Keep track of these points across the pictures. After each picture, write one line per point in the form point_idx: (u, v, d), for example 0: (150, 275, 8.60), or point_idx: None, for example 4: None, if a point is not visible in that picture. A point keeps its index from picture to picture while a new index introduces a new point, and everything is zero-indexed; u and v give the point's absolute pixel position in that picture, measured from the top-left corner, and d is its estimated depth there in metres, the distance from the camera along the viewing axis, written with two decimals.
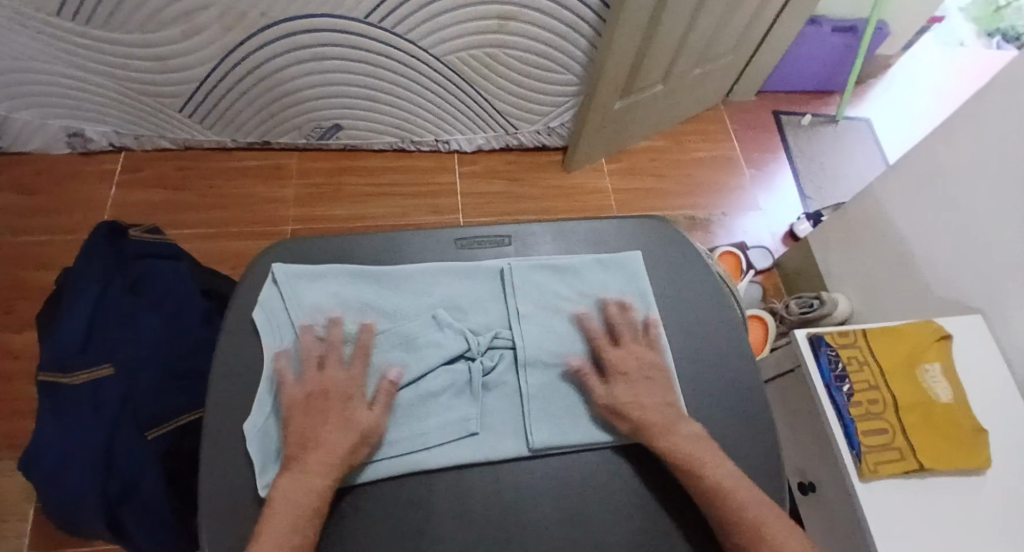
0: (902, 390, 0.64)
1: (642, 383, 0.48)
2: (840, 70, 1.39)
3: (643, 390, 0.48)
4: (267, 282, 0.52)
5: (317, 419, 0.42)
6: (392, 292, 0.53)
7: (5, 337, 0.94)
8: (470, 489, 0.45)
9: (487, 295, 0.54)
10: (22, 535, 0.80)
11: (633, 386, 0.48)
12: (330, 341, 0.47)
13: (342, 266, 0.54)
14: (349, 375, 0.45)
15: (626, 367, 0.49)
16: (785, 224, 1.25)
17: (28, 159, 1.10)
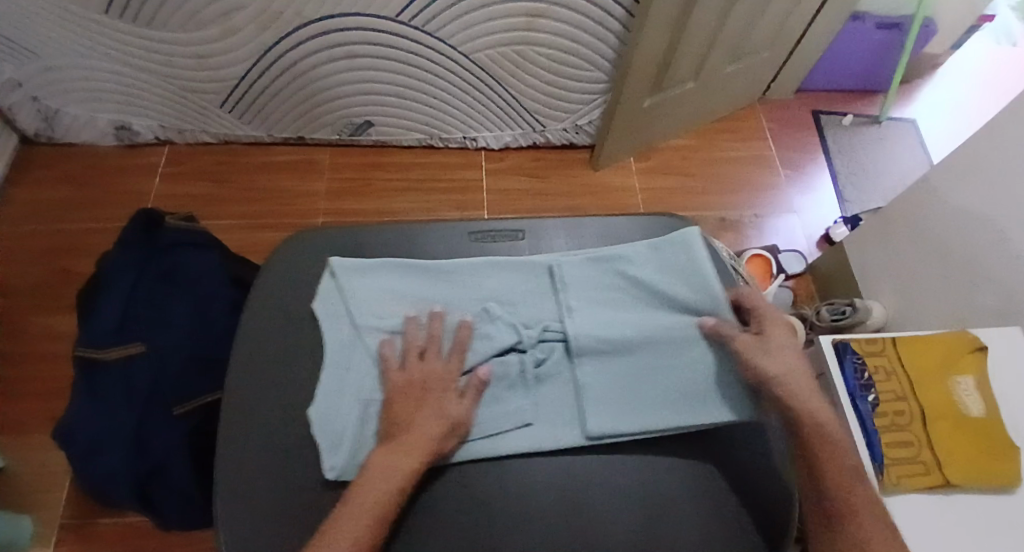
0: (931, 401, 0.62)
1: (779, 337, 0.47)
2: (883, 68, 1.34)
3: (782, 344, 0.47)
4: (326, 276, 0.53)
5: (418, 403, 0.44)
6: (446, 285, 0.54)
7: (56, 318, 1.01)
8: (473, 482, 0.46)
9: (536, 291, 0.55)
10: (65, 502, 0.85)
11: (780, 340, 0.47)
12: (430, 335, 0.48)
13: (393, 261, 0.55)
14: (448, 365, 0.47)
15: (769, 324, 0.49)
16: (821, 227, 1.21)
17: (81, 151, 1.17)
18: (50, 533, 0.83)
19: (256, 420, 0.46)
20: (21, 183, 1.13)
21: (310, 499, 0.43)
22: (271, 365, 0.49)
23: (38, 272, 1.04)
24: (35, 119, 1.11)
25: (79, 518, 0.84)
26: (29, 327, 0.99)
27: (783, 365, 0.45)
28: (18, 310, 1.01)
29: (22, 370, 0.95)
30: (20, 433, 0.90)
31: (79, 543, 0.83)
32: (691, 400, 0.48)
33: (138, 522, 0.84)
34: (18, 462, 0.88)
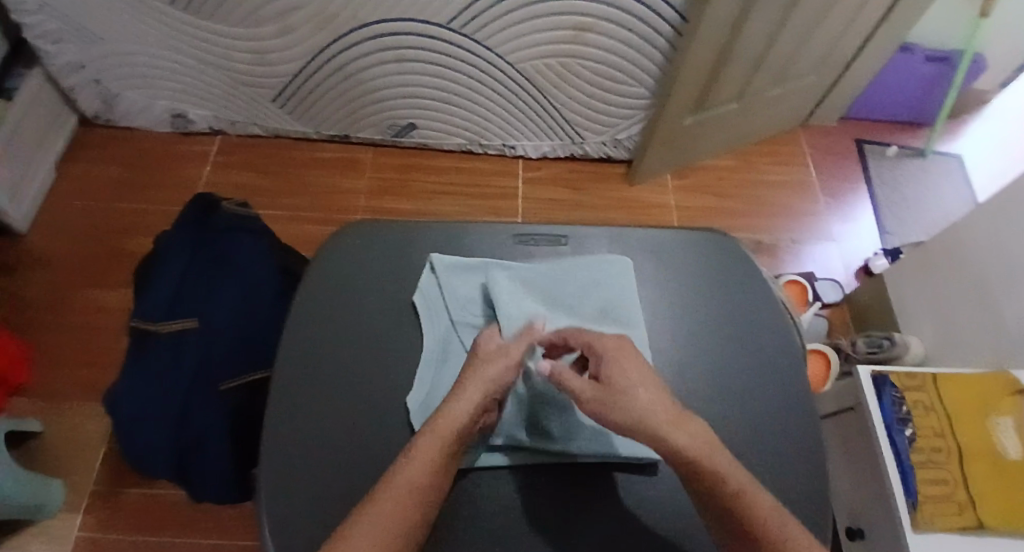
0: (972, 442, 0.60)
1: (620, 367, 0.41)
2: (929, 102, 1.32)
3: (622, 371, 0.40)
4: (426, 271, 0.55)
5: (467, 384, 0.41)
6: (543, 288, 0.54)
7: (101, 293, 1.05)
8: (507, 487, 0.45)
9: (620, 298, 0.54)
10: (97, 469, 0.89)
11: (619, 368, 0.40)
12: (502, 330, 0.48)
13: (493, 262, 0.55)
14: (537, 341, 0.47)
15: (604, 355, 0.42)
16: (859, 257, 1.19)
17: (136, 136, 1.23)
18: (80, 499, 0.86)
19: (295, 399, 0.47)
20: (77, 161, 1.19)
21: (344, 479, 0.44)
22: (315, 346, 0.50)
23: (89, 248, 1.09)
24: (95, 101, 1.17)
25: (109, 486, 0.87)
26: (75, 300, 1.04)
27: (633, 402, 0.37)
28: (66, 282, 1.05)
29: (66, 340, 0.99)
30: (57, 400, 0.94)
31: (106, 510, 0.86)
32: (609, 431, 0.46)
33: (165, 495, 0.87)
34: (54, 427, 0.91)
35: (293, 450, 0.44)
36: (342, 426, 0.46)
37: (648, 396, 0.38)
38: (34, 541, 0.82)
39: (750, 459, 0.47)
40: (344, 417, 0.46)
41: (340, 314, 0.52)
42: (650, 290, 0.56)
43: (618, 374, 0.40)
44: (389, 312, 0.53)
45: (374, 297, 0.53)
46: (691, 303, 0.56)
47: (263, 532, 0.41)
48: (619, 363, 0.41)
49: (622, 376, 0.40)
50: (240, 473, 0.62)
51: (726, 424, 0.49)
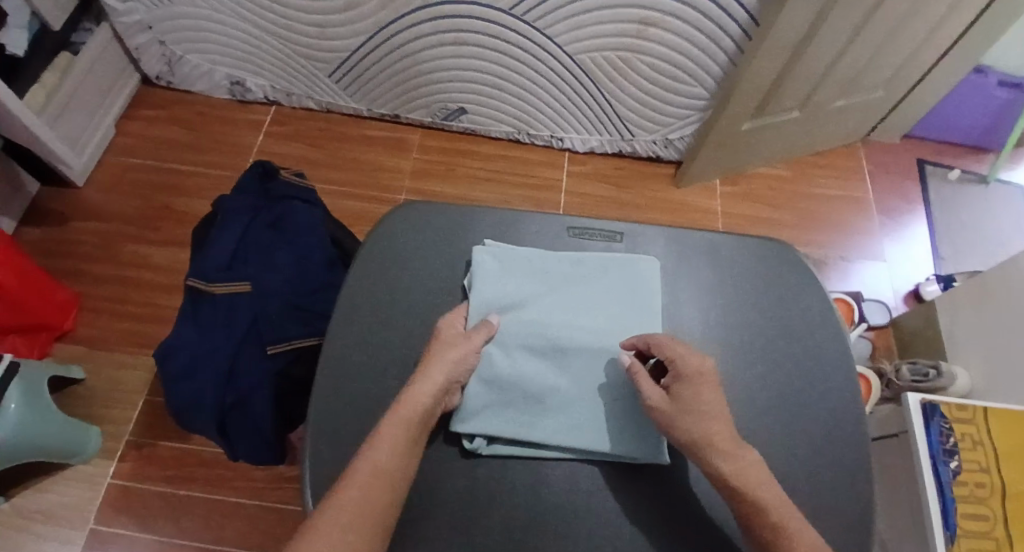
0: (1012, 477, 0.58)
1: (704, 392, 0.41)
2: (997, 127, 1.25)
3: (703, 397, 0.40)
4: (478, 248, 0.53)
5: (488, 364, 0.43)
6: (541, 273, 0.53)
7: (149, 250, 1.08)
8: (548, 479, 0.44)
9: (623, 296, 0.52)
10: (134, 419, 0.92)
11: (695, 392, 0.41)
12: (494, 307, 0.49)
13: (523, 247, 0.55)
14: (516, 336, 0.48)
15: (692, 372, 0.42)
16: (910, 281, 1.15)
17: (195, 99, 1.26)
18: (114, 447, 0.90)
19: (342, 369, 0.48)
20: (137, 120, 1.22)
21: None
22: (366, 319, 0.51)
23: (142, 206, 1.12)
24: (159, 63, 1.20)
25: (145, 437, 0.91)
26: (125, 254, 1.07)
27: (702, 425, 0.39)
28: (117, 236, 1.09)
29: (114, 292, 1.03)
30: (103, 349, 0.98)
31: (141, 459, 0.89)
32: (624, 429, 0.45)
33: (198, 451, 0.90)
34: (94, 375, 0.95)
35: (339, 419, 0.45)
36: (387, 400, 0.47)
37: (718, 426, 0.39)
38: (69, 482, 0.86)
39: (794, 476, 0.46)
40: (389, 393, 0.47)
41: (393, 290, 0.52)
42: (704, 295, 0.55)
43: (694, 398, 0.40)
44: (441, 292, 0.53)
45: (428, 277, 0.54)
46: (744, 312, 0.54)
47: (306, 496, 0.42)
48: (702, 387, 0.41)
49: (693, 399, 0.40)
50: (278, 436, 0.64)
51: (773, 438, 0.48)
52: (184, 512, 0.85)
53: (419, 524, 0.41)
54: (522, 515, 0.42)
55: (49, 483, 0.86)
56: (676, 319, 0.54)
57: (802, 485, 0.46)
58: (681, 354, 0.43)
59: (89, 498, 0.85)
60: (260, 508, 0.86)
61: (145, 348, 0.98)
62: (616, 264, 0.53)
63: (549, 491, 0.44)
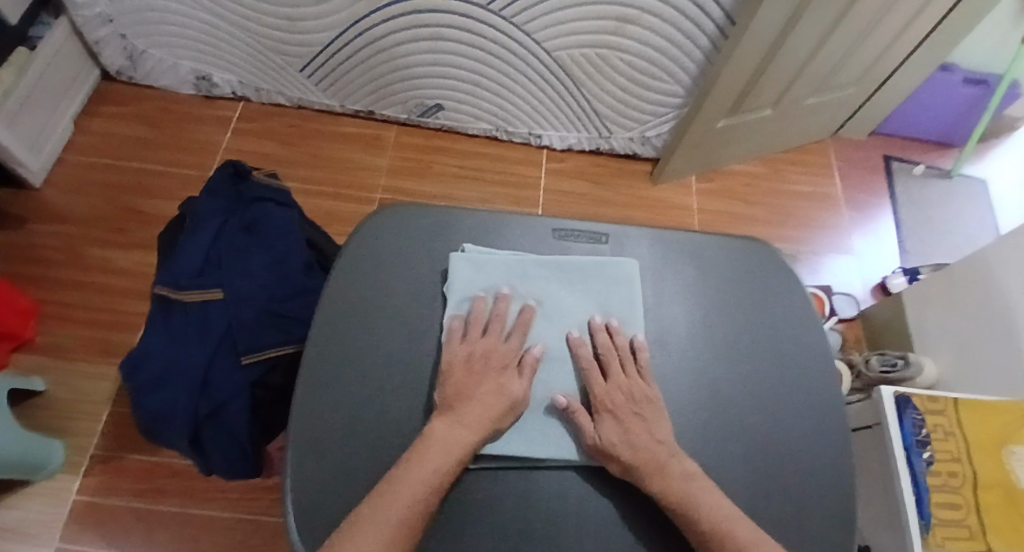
0: (985, 468, 0.59)
1: (630, 424, 0.43)
2: (962, 124, 1.30)
3: (633, 429, 0.43)
4: (455, 252, 0.54)
5: (475, 379, 0.45)
6: (523, 282, 0.52)
7: (112, 253, 1.03)
8: (539, 488, 0.43)
9: (598, 304, 0.52)
10: (102, 431, 0.88)
11: (623, 425, 0.43)
12: (496, 313, 0.49)
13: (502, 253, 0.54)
14: (505, 345, 0.48)
15: (609, 405, 0.45)
16: (878, 275, 1.19)
17: (158, 95, 1.21)
18: (80, 461, 0.86)
19: (325, 377, 0.46)
20: (96, 117, 1.17)
21: (373, 465, 0.43)
22: (348, 326, 0.49)
23: (103, 207, 1.07)
24: (120, 57, 1.15)
25: (113, 449, 0.87)
26: (86, 258, 1.02)
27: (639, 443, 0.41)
28: (77, 239, 1.04)
29: (75, 299, 0.98)
30: (65, 357, 0.93)
31: (109, 473, 0.85)
32: None
33: (169, 462, 0.87)
34: (55, 386, 0.91)
35: (322, 430, 0.44)
36: (372, 407, 0.45)
37: (649, 452, 0.42)
38: (32, 500, 0.82)
39: (781, 475, 0.46)
40: (374, 403, 0.46)
41: (376, 295, 0.51)
42: (688, 293, 0.55)
43: (625, 432, 0.43)
44: (426, 295, 0.52)
45: (411, 279, 0.52)
46: (727, 310, 0.55)
47: (289, 511, 0.40)
48: (625, 419, 0.44)
49: (623, 431, 0.43)
50: (255, 447, 0.62)
51: (761, 434, 0.48)
52: (155, 527, 0.82)
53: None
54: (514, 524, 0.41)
55: (10, 501, 0.81)
56: (661, 318, 0.54)
57: (789, 485, 0.46)
58: (594, 392, 0.46)
59: (53, 516, 0.81)
60: (236, 519, 0.84)
61: (111, 357, 0.94)
62: (590, 267, 0.53)
63: (542, 499, 0.42)
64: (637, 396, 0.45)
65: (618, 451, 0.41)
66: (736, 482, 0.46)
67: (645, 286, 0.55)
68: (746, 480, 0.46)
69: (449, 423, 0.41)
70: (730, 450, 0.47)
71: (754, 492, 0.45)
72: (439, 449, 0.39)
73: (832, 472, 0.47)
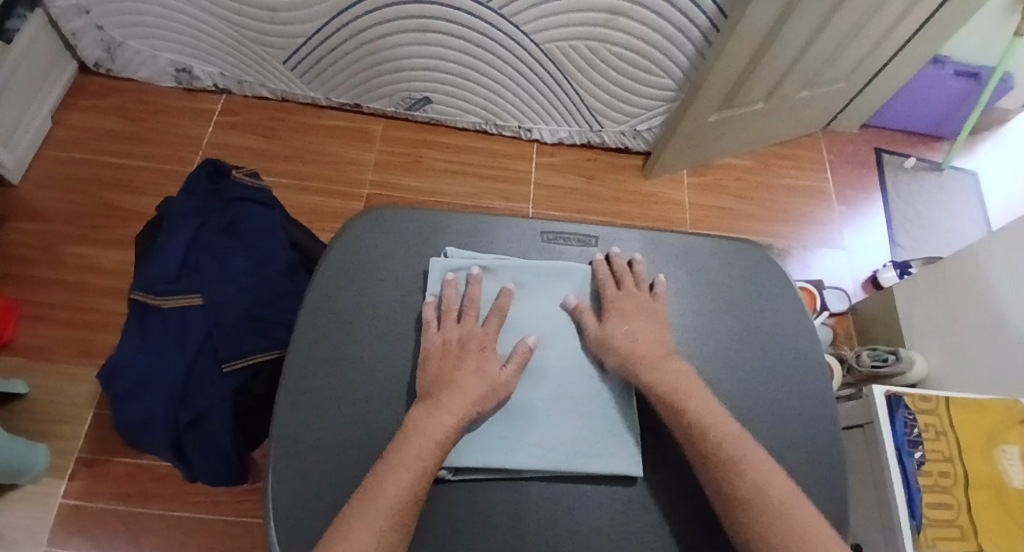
0: (976, 471, 0.60)
1: (635, 326, 0.48)
2: (952, 117, 1.30)
3: (636, 330, 0.47)
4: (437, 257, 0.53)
5: (453, 364, 0.44)
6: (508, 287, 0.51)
7: (92, 251, 1.01)
8: (527, 501, 0.42)
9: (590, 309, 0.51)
10: (84, 435, 0.86)
11: (630, 325, 0.47)
12: (467, 299, 0.49)
13: (486, 257, 0.53)
14: (485, 331, 0.47)
15: (618, 305, 0.49)
16: (867, 269, 1.19)
17: (138, 88, 1.17)
18: (64, 465, 0.84)
19: (307, 385, 0.45)
20: (73, 110, 1.13)
21: (357, 477, 0.41)
22: (332, 334, 0.48)
23: (81, 204, 1.04)
24: (97, 49, 1.11)
25: (97, 452, 0.85)
26: (65, 257, 1.00)
27: None
28: (55, 238, 1.01)
29: (55, 299, 0.96)
30: (46, 359, 0.91)
31: (92, 477, 0.84)
32: (600, 445, 0.44)
33: (153, 466, 0.85)
34: (37, 389, 0.89)
35: (304, 442, 0.42)
36: (359, 417, 0.44)
37: (649, 347, 0.46)
38: (16, 505, 0.80)
39: None
40: (358, 413, 0.44)
41: (359, 300, 0.49)
42: (680, 298, 0.54)
43: (630, 324, 0.48)
44: (411, 301, 0.50)
45: (395, 285, 0.51)
46: (718, 313, 0.54)
47: (270, 526, 0.39)
48: (631, 317, 0.48)
49: (626, 332, 0.47)
50: (239, 455, 0.60)
51: (752, 439, 0.47)
52: (142, 531, 0.81)
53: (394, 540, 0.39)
54: (500, 540, 0.40)
55: None
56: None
57: None
58: (606, 294, 0.50)
59: (38, 523, 0.79)
60: (223, 522, 0.83)
61: (93, 359, 0.92)
62: (577, 279, 0.52)
63: (530, 514, 0.41)
64: (645, 305, 0.50)
65: (619, 344, 0.46)
66: None
67: None
68: None
69: (439, 413, 0.41)
70: None
71: None
72: (430, 438, 0.39)
73: (824, 477, 0.46)
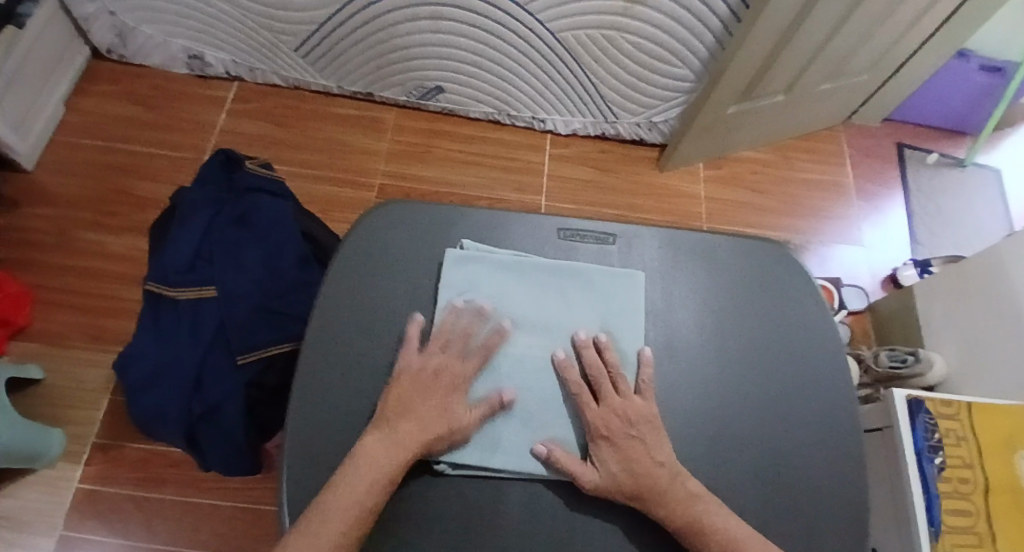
0: (999, 480, 0.58)
1: (630, 450, 0.40)
2: (977, 112, 1.26)
3: (632, 456, 0.40)
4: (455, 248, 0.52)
5: (425, 395, 0.41)
6: (520, 281, 0.50)
7: (106, 238, 1.01)
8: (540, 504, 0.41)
9: (604, 308, 0.49)
10: (98, 421, 0.87)
11: (623, 454, 0.40)
12: (462, 332, 0.46)
13: (502, 252, 0.52)
14: (472, 365, 0.45)
15: (604, 431, 0.41)
16: (886, 266, 1.16)
17: (151, 74, 1.17)
18: (77, 450, 0.85)
19: (322, 381, 0.44)
20: (87, 97, 1.13)
21: None
22: (347, 328, 0.47)
23: (94, 192, 1.05)
24: (111, 35, 1.11)
25: (111, 438, 0.86)
26: (80, 244, 1.00)
27: None
28: (70, 224, 1.01)
29: (69, 286, 0.96)
30: (62, 345, 0.92)
31: (106, 463, 0.84)
32: None
33: (167, 453, 0.86)
34: (50, 374, 0.89)
35: (317, 440, 0.42)
36: (369, 413, 0.43)
37: (651, 477, 0.39)
38: (30, 488, 0.81)
39: (791, 487, 0.45)
40: (372, 411, 0.44)
41: (373, 297, 0.49)
42: (700, 299, 0.53)
43: (622, 456, 0.40)
44: (425, 296, 0.49)
45: (408, 280, 0.50)
46: (737, 314, 0.52)
47: (284, 523, 0.39)
48: (623, 446, 0.40)
49: (620, 461, 0.40)
50: (251, 446, 0.60)
51: (770, 443, 0.46)
52: (156, 516, 0.82)
53: (405, 536, 0.39)
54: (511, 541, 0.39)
55: (10, 490, 0.81)
56: (670, 321, 0.52)
57: (798, 497, 0.44)
58: (588, 417, 0.42)
59: (53, 506, 0.80)
60: (235, 509, 0.83)
61: (105, 345, 0.92)
62: (592, 277, 0.51)
63: (544, 516, 0.41)
64: (634, 418, 0.42)
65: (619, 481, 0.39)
66: (745, 491, 0.44)
67: (654, 289, 0.53)
68: (753, 490, 0.44)
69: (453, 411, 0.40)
70: (739, 461, 0.45)
71: (764, 505, 0.43)
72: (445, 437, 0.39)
73: (843, 484, 0.45)
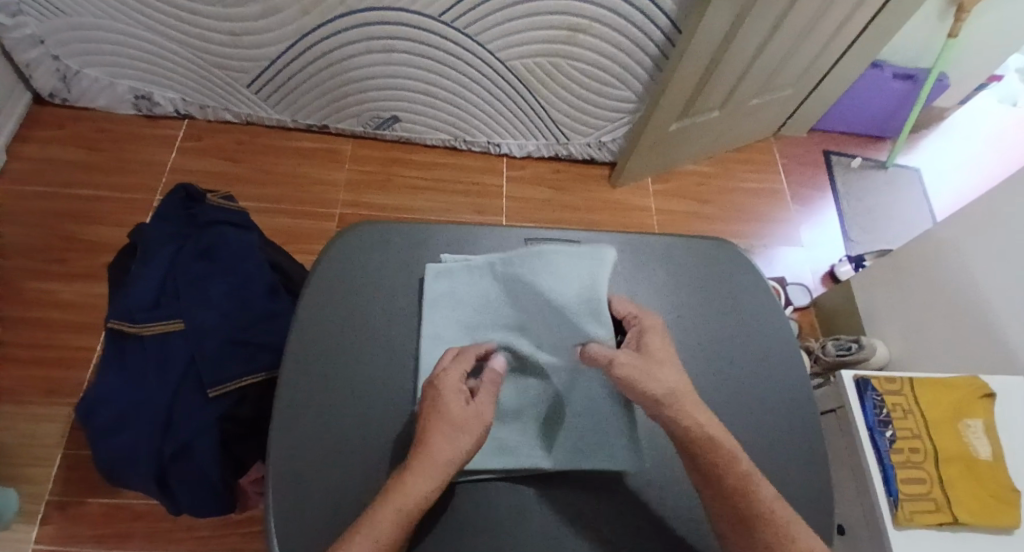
0: (945, 443, 0.63)
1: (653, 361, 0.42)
2: (894, 117, 1.39)
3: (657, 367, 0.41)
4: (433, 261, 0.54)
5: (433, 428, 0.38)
6: (494, 282, 0.51)
7: (54, 285, 0.97)
8: (530, 504, 0.42)
9: (569, 285, 0.50)
10: (55, 477, 0.82)
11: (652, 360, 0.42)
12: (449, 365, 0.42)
13: (482, 255, 0.54)
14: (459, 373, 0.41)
15: None
16: (826, 263, 1.25)
17: (96, 117, 1.14)
18: (33, 509, 0.79)
19: (304, 403, 0.45)
20: (29, 142, 1.09)
21: (360, 491, 0.41)
22: (326, 350, 0.47)
23: (40, 238, 1.00)
24: (53, 78, 1.08)
25: (69, 494, 0.81)
26: (24, 292, 0.95)
27: None
28: (13, 273, 0.96)
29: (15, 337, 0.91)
30: (10, 400, 0.86)
31: (65, 521, 0.79)
32: (603, 446, 0.45)
33: (132, 504, 0.81)
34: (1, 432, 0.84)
35: (304, 462, 0.42)
36: (354, 429, 0.44)
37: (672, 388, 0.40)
38: None
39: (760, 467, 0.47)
40: (357, 429, 0.44)
41: (349, 317, 0.50)
42: (662, 296, 0.56)
43: (650, 373, 0.41)
44: (401, 314, 0.51)
45: (385, 298, 0.51)
46: (698, 309, 0.56)
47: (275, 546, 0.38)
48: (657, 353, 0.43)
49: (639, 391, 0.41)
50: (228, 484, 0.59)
51: (737, 428, 0.49)
52: None
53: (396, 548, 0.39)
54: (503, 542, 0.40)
55: None
56: None
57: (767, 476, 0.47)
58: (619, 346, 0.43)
59: None
60: None
61: (61, 397, 0.88)
62: (547, 251, 0.51)
63: (533, 514, 0.42)
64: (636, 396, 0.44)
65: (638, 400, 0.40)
66: None
67: (619, 291, 0.56)
68: None
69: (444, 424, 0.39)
70: None
71: None
72: None
73: (807, 458, 0.48)
